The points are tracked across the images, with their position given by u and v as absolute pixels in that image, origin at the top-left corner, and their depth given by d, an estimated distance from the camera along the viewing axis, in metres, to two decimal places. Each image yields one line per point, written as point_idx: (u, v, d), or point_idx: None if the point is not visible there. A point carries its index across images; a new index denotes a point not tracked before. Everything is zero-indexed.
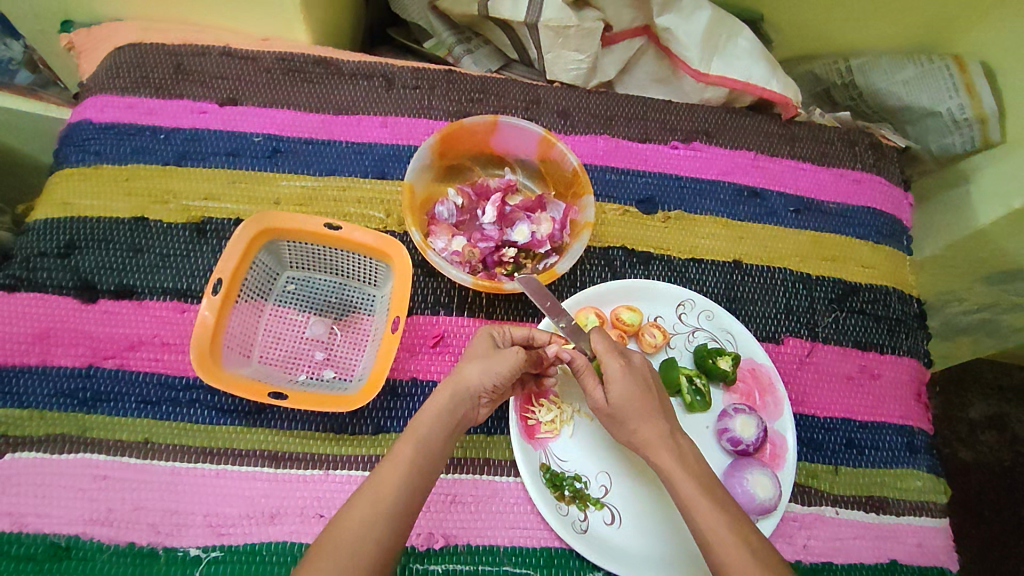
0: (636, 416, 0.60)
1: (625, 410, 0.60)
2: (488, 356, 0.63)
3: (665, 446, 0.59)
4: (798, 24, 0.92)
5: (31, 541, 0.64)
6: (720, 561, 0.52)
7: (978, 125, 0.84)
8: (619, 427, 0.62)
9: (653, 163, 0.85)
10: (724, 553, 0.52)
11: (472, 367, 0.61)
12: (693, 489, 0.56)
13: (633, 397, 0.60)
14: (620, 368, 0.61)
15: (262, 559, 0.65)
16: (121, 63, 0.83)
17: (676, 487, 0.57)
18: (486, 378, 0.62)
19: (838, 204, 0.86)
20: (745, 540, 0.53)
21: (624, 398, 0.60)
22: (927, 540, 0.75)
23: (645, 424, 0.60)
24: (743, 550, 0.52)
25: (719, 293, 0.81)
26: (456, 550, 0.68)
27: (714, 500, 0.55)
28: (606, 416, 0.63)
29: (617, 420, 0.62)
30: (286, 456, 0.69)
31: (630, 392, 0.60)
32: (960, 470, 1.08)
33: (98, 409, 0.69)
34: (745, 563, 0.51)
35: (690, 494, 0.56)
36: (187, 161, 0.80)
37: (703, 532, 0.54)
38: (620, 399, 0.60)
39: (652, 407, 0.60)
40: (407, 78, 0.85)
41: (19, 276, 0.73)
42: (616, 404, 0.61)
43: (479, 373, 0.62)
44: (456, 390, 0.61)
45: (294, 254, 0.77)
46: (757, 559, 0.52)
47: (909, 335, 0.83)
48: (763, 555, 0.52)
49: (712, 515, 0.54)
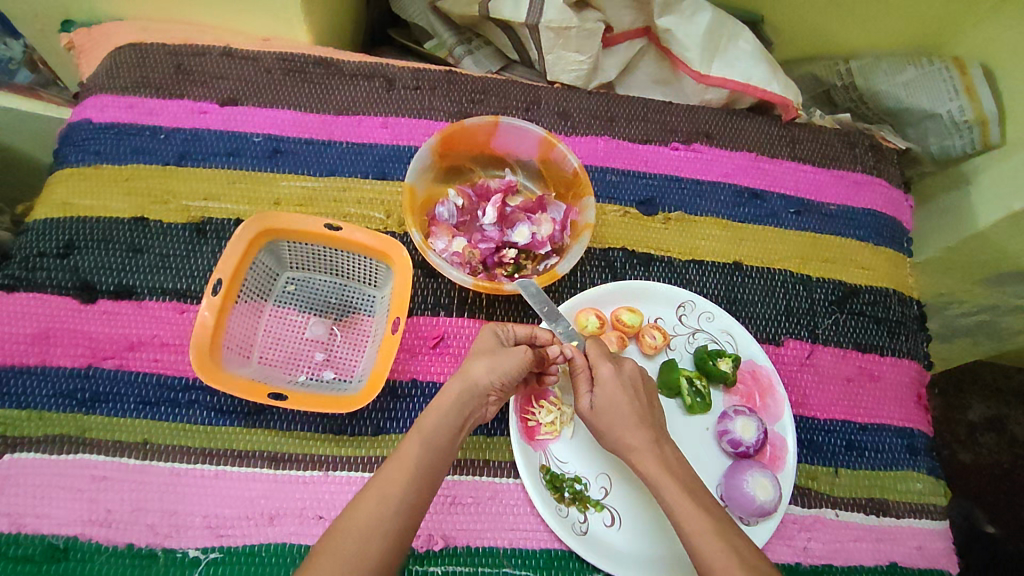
0: (625, 422, 0.61)
1: (614, 415, 0.62)
2: (495, 352, 0.63)
3: (651, 453, 0.60)
4: (798, 26, 0.92)
5: (29, 542, 0.64)
6: (705, 562, 0.52)
7: (978, 127, 0.83)
8: (604, 433, 0.63)
9: (653, 164, 0.85)
10: (709, 555, 0.52)
11: (479, 364, 0.62)
12: (677, 493, 0.56)
13: (621, 404, 0.62)
14: (611, 372, 0.63)
15: (262, 560, 0.65)
16: (122, 62, 0.83)
17: (661, 492, 0.57)
18: (493, 375, 0.61)
19: (838, 206, 0.86)
20: (732, 542, 0.53)
21: (611, 403, 0.62)
22: (926, 543, 0.75)
23: (631, 430, 0.61)
24: (729, 552, 0.52)
25: (719, 294, 0.81)
26: (456, 552, 0.68)
27: (700, 503, 0.56)
28: (591, 423, 0.64)
29: (602, 426, 0.63)
30: (285, 457, 0.69)
31: (618, 399, 0.62)
32: (960, 471, 1.08)
33: (97, 410, 0.69)
34: (730, 564, 0.51)
35: (678, 499, 0.56)
36: (187, 161, 0.79)
37: (689, 534, 0.54)
38: (608, 403, 0.62)
39: (639, 414, 0.62)
40: (407, 78, 0.85)
41: (18, 276, 0.73)
42: (603, 409, 0.62)
43: (488, 369, 0.62)
44: (464, 388, 0.61)
45: (294, 254, 0.76)
46: (743, 560, 0.51)
47: (910, 336, 0.83)
48: (749, 557, 0.52)
49: (700, 520, 0.54)
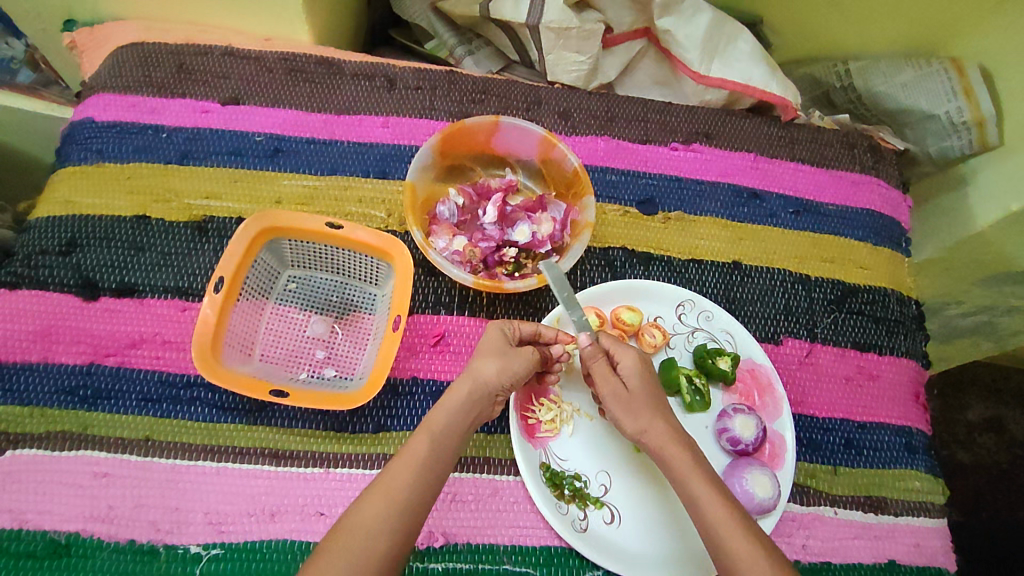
0: (651, 409, 0.61)
1: (640, 400, 0.61)
2: (506, 353, 0.63)
3: (679, 442, 0.60)
4: (797, 26, 0.92)
5: (31, 538, 0.64)
6: (733, 559, 0.53)
7: (975, 128, 0.84)
8: (636, 416, 0.61)
9: (653, 164, 0.86)
10: (737, 551, 0.53)
11: (490, 363, 0.62)
12: (704, 488, 0.57)
13: (647, 389, 0.62)
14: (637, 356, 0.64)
15: (262, 557, 0.65)
16: (123, 61, 0.83)
17: (688, 487, 0.57)
18: (504, 377, 0.62)
19: (837, 206, 0.86)
20: (756, 539, 0.54)
21: (639, 388, 0.62)
22: (925, 541, 0.75)
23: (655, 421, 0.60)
24: (755, 550, 0.53)
25: (718, 294, 0.81)
26: (456, 548, 0.68)
27: (726, 499, 0.56)
28: (619, 409, 0.62)
29: (631, 413, 0.61)
30: (286, 454, 0.70)
31: (645, 384, 0.62)
32: (959, 472, 1.08)
33: (98, 407, 0.70)
34: (757, 561, 0.53)
35: (703, 494, 0.56)
36: (189, 160, 0.80)
37: (715, 530, 0.55)
38: (641, 384, 0.62)
39: (660, 403, 0.62)
40: (409, 78, 0.86)
41: (20, 274, 0.73)
42: (637, 390, 0.62)
43: (497, 370, 0.62)
44: (474, 388, 0.61)
45: (295, 252, 0.77)
46: (767, 557, 0.53)
47: (908, 336, 0.83)
48: (773, 553, 0.53)
49: (725, 516, 0.55)
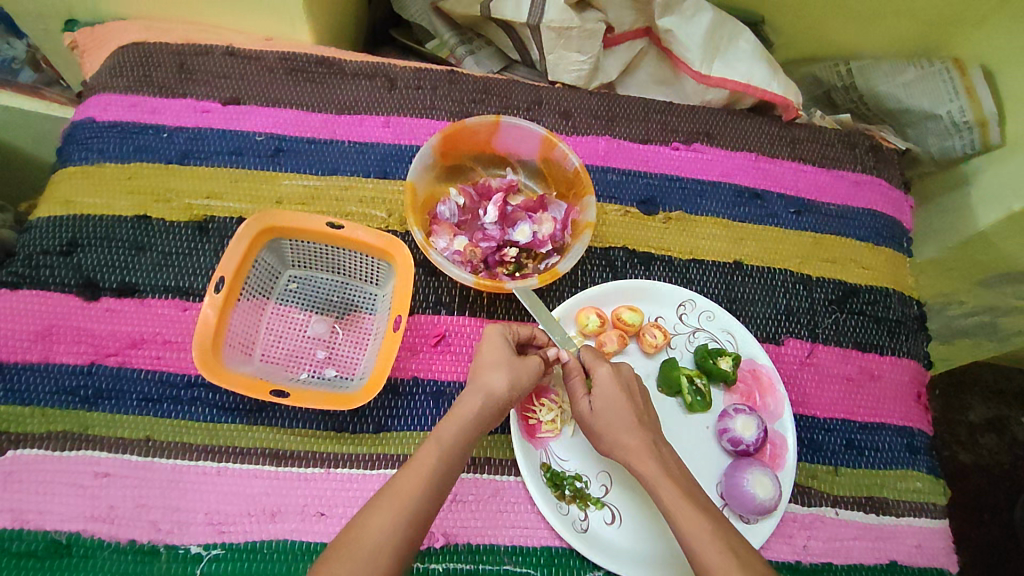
0: (618, 424, 0.60)
1: (609, 418, 0.61)
2: (513, 363, 0.63)
3: (647, 453, 0.59)
4: (798, 26, 0.92)
5: (31, 538, 0.64)
6: (701, 561, 0.53)
7: (978, 128, 0.84)
8: (600, 437, 0.62)
9: (654, 165, 0.85)
10: (704, 552, 0.53)
11: (498, 375, 0.62)
12: (673, 492, 0.56)
13: (616, 405, 0.61)
14: (608, 373, 0.63)
15: (262, 557, 0.65)
16: (125, 61, 0.83)
17: (658, 491, 0.57)
18: (513, 387, 0.62)
19: (838, 205, 0.86)
20: (728, 543, 0.53)
21: (609, 405, 0.61)
22: (926, 542, 0.75)
23: (628, 432, 0.60)
24: (726, 552, 0.53)
25: (719, 293, 0.81)
26: (456, 549, 0.68)
27: (697, 505, 0.56)
28: (588, 427, 0.63)
29: (601, 430, 0.61)
30: (287, 454, 0.70)
31: (614, 400, 0.61)
32: (961, 472, 1.08)
33: (99, 407, 0.70)
34: (726, 562, 0.52)
35: (673, 499, 0.56)
36: (190, 160, 0.80)
37: (685, 535, 0.54)
38: (602, 406, 0.61)
39: (635, 416, 0.61)
40: (409, 78, 0.86)
41: (21, 274, 0.73)
42: (599, 411, 0.62)
43: (508, 383, 0.62)
44: (486, 403, 0.61)
45: (296, 252, 0.77)
46: (741, 561, 0.52)
47: (909, 336, 0.83)
48: (746, 556, 0.53)
49: (697, 523, 0.54)
